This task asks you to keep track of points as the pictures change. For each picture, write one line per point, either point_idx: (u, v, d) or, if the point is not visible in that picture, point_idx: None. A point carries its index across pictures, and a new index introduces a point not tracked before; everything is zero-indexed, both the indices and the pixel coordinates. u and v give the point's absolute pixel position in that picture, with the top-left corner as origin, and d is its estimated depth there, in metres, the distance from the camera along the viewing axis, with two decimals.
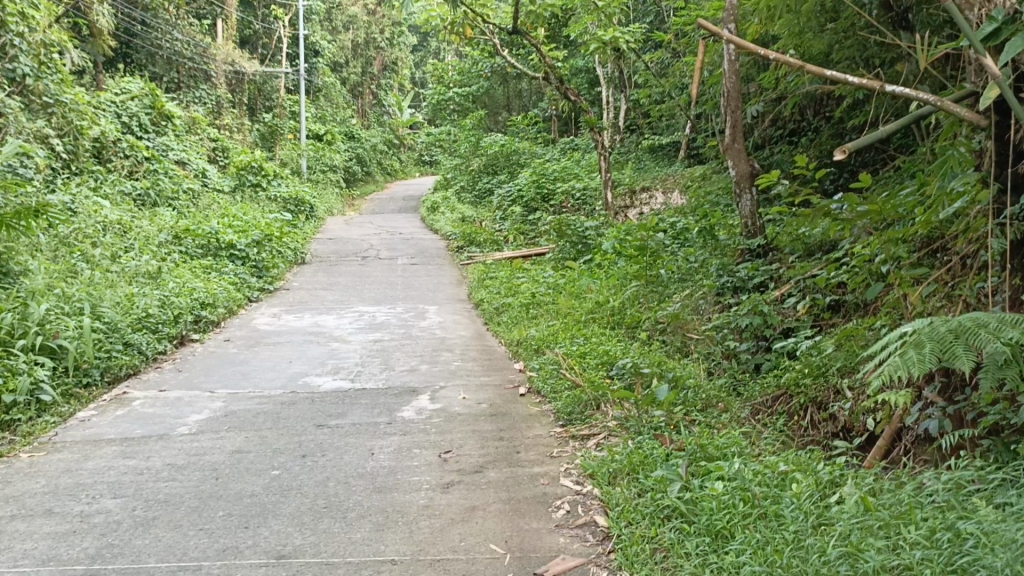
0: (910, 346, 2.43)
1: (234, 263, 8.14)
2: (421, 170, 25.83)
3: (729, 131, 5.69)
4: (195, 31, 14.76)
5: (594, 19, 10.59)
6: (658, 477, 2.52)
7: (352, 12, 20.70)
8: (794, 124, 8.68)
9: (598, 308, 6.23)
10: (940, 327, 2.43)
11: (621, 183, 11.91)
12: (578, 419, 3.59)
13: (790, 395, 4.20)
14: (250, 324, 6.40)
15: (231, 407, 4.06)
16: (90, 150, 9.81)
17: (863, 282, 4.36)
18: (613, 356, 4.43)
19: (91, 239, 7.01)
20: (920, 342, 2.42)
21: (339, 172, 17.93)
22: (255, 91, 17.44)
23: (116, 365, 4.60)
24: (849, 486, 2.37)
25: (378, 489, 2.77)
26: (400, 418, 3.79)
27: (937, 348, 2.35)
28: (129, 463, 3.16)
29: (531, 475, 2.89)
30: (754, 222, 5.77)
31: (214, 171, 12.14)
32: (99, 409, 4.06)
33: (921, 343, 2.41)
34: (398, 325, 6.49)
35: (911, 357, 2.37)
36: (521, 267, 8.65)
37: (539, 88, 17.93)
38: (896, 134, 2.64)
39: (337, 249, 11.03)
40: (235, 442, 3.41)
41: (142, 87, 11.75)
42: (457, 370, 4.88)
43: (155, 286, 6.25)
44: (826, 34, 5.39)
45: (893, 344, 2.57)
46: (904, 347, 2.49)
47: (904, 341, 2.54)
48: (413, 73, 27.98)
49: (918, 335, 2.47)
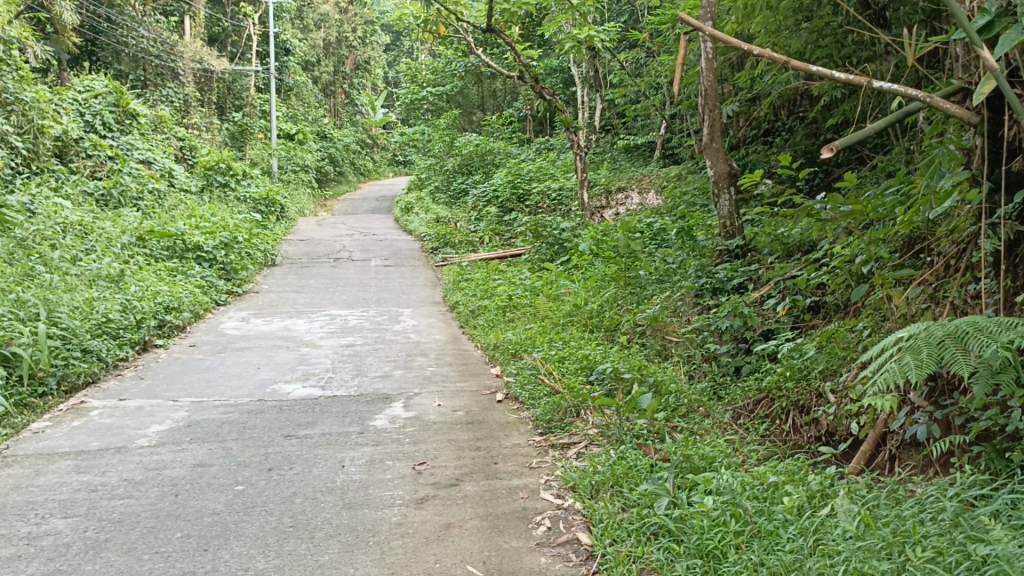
0: (906, 351, 2.37)
1: (202, 266, 7.88)
2: (394, 170, 25.57)
3: (707, 129, 5.59)
4: (162, 28, 14.41)
5: (569, 18, 10.50)
6: (644, 491, 2.42)
7: (323, 10, 20.43)
8: (769, 124, 8.66)
9: (576, 311, 6.12)
10: (937, 332, 2.37)
11: (597, 183, 11.84)
12: (557, 427, 3.47)
13: (771, 399, 4.12)
14: (217, 329, 6.19)
15: (194, 417, 3.87)
16: (51, 149, 9.49)
17: (844, 284, 4.33)
18: (592, 360, 4.32)
19: (50, 241, 6.74)
20: (916, 347, 2.36)
21: (311, 173, 17.65)
22: (224, 90, 17.10)
23: (74, 373, 4.38)
24: (842, 500, 2.28)
25: (348, 505, 2.62)
26: (373, 427, 3.63)
27: (934, 353, 2.29)
28: (84, 479, 2.97)
29: (510, 489, 2.76)
30: (733, 223, 5.69)
31: (181, 171, 11.84)
32: (54, 420, 3.84)
33: (918, 348, 2.35)
34: (371, 329, 6.31)
35: (907, 362, 2.32)
36: (497, 268, 8.52)
37: (513, 87, 17.82)
38: (882, 130, 2.54)
39: (308, 250, 10.80)
40: (198, 455, 3.23)
41: (106, 85, 11.40)
42: (432, 375, 4.73)
43: (117, 290, 6.01)
44: (803, 33, 5.35)
45: (889, 349, 2.51)
46: (898, 354, 2.43)
47: (899, 346, 2.48)
48: (386, 72, 27.70)
49: (914, 341, 2.40)
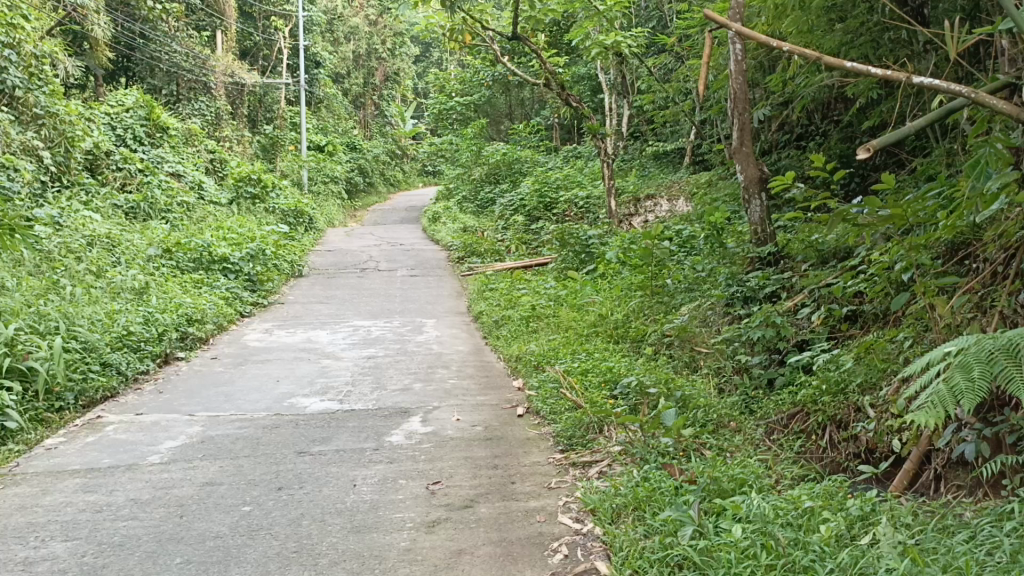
0: (955, 368, 2.19)
1: (227, 277, 7.88)
2: (423, 180, 25.68)
3: (737, 133, 5.38)
4: (194, 43, 14.59)
5: (595, 24, 10.35)
6: (667, 517, 2.25)
7: (353, 23, 20.59)
8: (802, 129, 8.41)
9: (601, 321, 5.96)
10: (989, 346, 2.20)
11: (625, 190, 11.66)
12: (579, 444, 3.33)
13: (807, 414, 3.94)
14: (239, 341, 6.15)
15: (208, 432, 3.80)
16: (82, 163, 9.62)
17: (883, 292, 4.15)
18: (617, 373, 4.16)
19: (75, 254, 6.80)
20: (965, 363, 2.19)
21: (341, 184, 17.72)
22: (256, 103, 17.29)
23: (91, 388, 4.35)
24: (884, 528, 2.10)
25: (356, 528, 2.50)
26: (388, 443, 3.52)
27: (988, 370, 2.12)
28: (89, 499, 2.90)
29: (525, 511, 2.62)
30: (765, 229, 5.46)
31: (211, 183, 11.94)
32: (69, 436, 3.81)
33: (969, 365, 2.18)
34: (393, 340, 6.23)
35: (956, 381, 2.15)
36: (523, 277, 8.40)
37: (541, 96, 17.70)
38: (925, 128, 2.38)
39: (336, 261, 10.79)
40: (208, 473, 3.15)
41: (138, 99, 11.53)
42: (453, 389, 4.59)
43: (139, 302, 6.01)
44: (836, 33, 5.15)
45: (934, 366, 2.34)
46: (946, 370, 2.26)
47: (946, 362, 2.31)
48: (415, 83, 27.82)
49: (963, 356, 2.23)
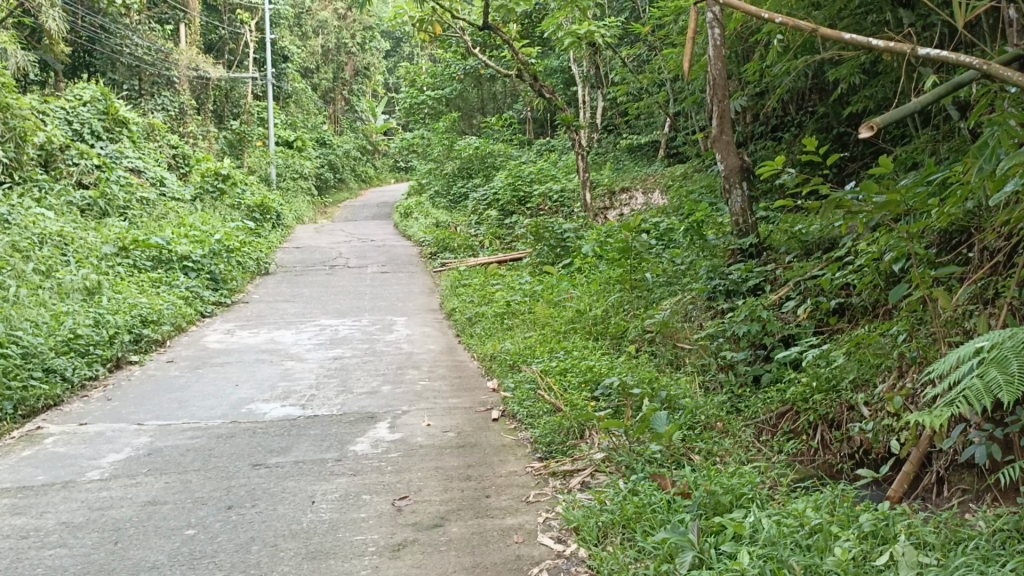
0: (991, 364, 2.22)
1: (188, 276, 7.48)
2: (395, 176, 25.24)
3: (717, 121, 5.16)
4: (156, 36, 14.08)
5: (569, 15, 10.10)
6: (662, 540, 2.02)
7: (322, 16, 20.14)
8: (777, 120, 8.25)
9: (579, 318, 5.71)
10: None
11: (600, 183, 11.45)
12: (559, 451, 3.09)
13: (797, 412, 3.78)
14: (198, 343, 5.79)
15: (157, 443, 3.49)
16: (35, 158, 9.13)
17: (872, 283, 3.99)
18: (598, 373, 3.92)
19: (23, 253, 6.39)
20: (1000, 358, 2.22)
21: (310, 180, 17.24)
22: (221, 98, 16.77)
23: (32, 397, 4.00)
24: (901, 547, 1.89)
25: (312, 555, 2.24)
26: (352, 453, 3.24)
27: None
28: (16, 523, 2.59)
29: (501, 531, 2.37)
30: (747, 220, 5.22)
31: (173, 179, 11.47)
32: (3, 450, 3.46)
33: (1004, 359, 2.21)
34: (361, 339, 5.94)
35: (994, 378, 2.17)
36: (497, 272, 8.15)
37: (514, 89, 17.40)
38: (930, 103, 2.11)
39: (304, 258, 10.42)
40: (151, 491, 2.84)
41: (95, 91, 11.02)
42: (423, 391, 4.33)
43: (90, 304, 5.64)
44: (816, 16, 4.97)
45: (965, 362, 2.36)
46: (980, 366, 2.29)
47: (977, 358, 2.34)
48: (387, 78, 27.33)
49: (997, 351, 2.26)
